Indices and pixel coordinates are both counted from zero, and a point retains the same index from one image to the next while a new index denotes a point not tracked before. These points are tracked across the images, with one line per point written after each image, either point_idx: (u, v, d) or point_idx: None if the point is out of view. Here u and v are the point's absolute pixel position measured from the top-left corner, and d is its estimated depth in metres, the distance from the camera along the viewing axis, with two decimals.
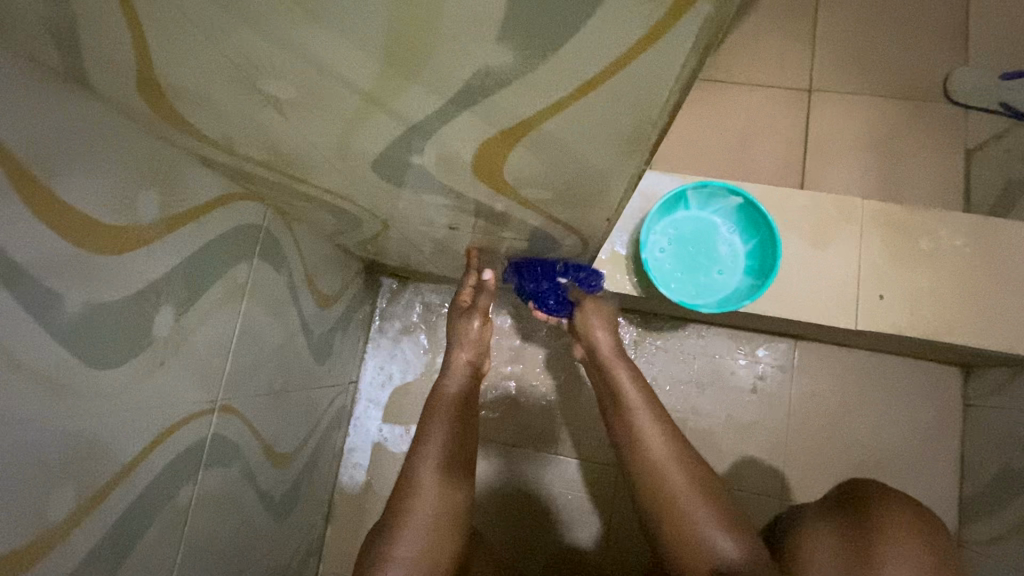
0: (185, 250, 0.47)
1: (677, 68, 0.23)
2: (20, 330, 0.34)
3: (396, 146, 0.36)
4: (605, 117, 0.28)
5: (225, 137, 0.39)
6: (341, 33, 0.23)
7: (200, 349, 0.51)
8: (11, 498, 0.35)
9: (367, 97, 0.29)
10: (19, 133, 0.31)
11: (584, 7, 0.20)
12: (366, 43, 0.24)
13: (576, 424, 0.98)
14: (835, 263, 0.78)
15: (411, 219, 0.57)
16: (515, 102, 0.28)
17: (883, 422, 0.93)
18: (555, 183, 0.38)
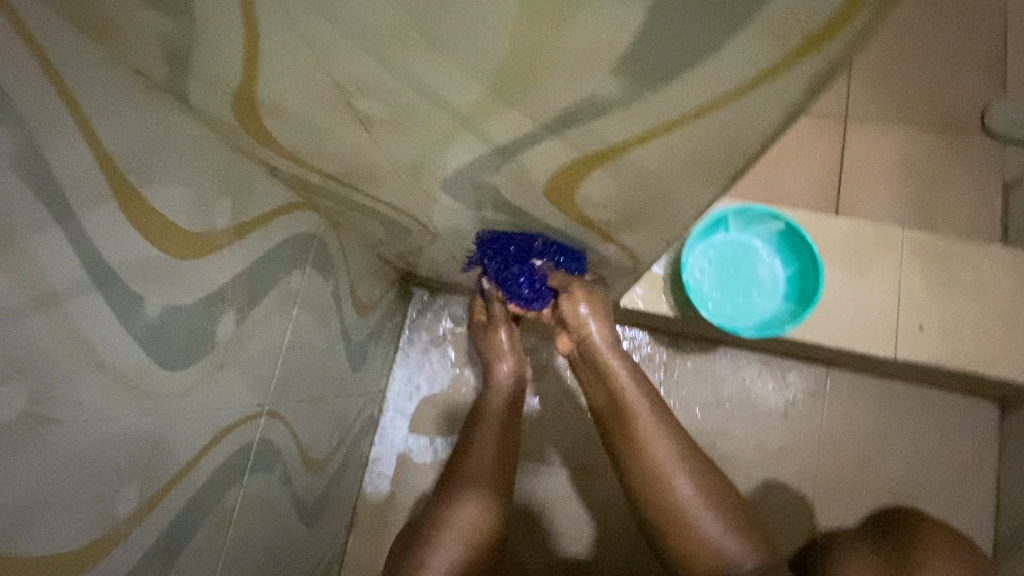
0: (250, 256, 0.48)
1: (782, 100, 0.24)
2: (107, 330, 0.35)
3: (472, 165, 0.37)
4: (696, 144, 0.29)
5: (303, 149, 0.41)
6: (455, 60, 0.25)
7: (255, 354, 0.52)
8: (83, 494, 0.36)
9: (460, 120, 0.30)
10: (119, 142, 0.33)
11: (708, 40, 0.21)
12: (479, 69, 0.25)
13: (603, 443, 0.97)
14: (874, 291, 0.78)
15: (462, 234, 0.58)
16: (609, 130, 0.29)
17: (917, 454, 0.91)
18: (623, 205, 0.39)
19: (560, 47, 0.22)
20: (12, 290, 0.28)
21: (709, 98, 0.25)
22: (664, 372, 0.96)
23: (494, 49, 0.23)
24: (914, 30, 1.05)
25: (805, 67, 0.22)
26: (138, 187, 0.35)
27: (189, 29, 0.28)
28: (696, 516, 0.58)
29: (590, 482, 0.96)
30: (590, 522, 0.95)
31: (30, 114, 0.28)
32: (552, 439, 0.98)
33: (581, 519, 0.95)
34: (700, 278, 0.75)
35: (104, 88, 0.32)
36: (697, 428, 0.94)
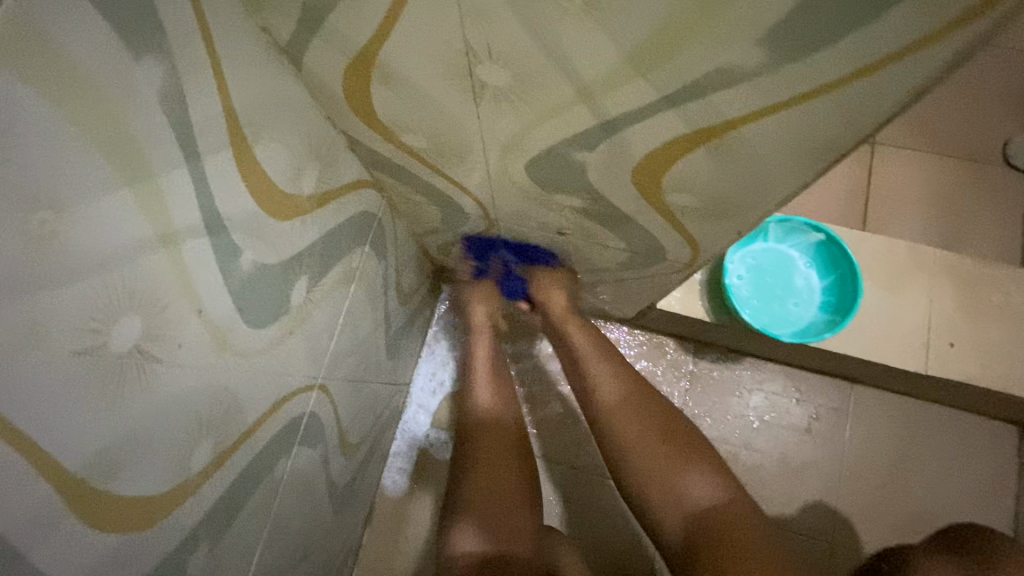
0: (324, 226, 0.49)
1: (914, 77, 0.26)
2: (209, 277, 0.35)
3: (570, 141, 0.38)
4: (809, 124, 0.30)
5: (399, 119, 0.42)
6: (605, 22, 0.26)
7: (317, 324, 0.53)
8: (167, 443, 0.36)
9: (580, 90, 0.32)
10: (241, 93, 0.34)
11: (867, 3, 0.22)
12: (626, 29, 0.26)
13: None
14: (907, 308, 0.79)
15: (520, 221, 0.59)
16: (728, 105, 0.30)
17: (940, 475, 0.92)
18: (708, 190, 0.40)
19: (720, 7, 0.24)
20: (142, 220, 0.29)
21: (842, 71, 0.26)
22: (690, 381, 0.96)
23: (651, 8, 0.25)
24: None
25: (951, 41, 0.23)
26: (249, 140, 0.36)
27: None
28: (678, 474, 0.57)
29: (612, 488, 0.95)
30: (611, 529, 0.94)
31: (182, 52, 0.29)
32: (576, 442, 0.97)
33: (602, 525, 0.93)
34: (740, 285, 0.76)
35: (239, 40, 0.33)
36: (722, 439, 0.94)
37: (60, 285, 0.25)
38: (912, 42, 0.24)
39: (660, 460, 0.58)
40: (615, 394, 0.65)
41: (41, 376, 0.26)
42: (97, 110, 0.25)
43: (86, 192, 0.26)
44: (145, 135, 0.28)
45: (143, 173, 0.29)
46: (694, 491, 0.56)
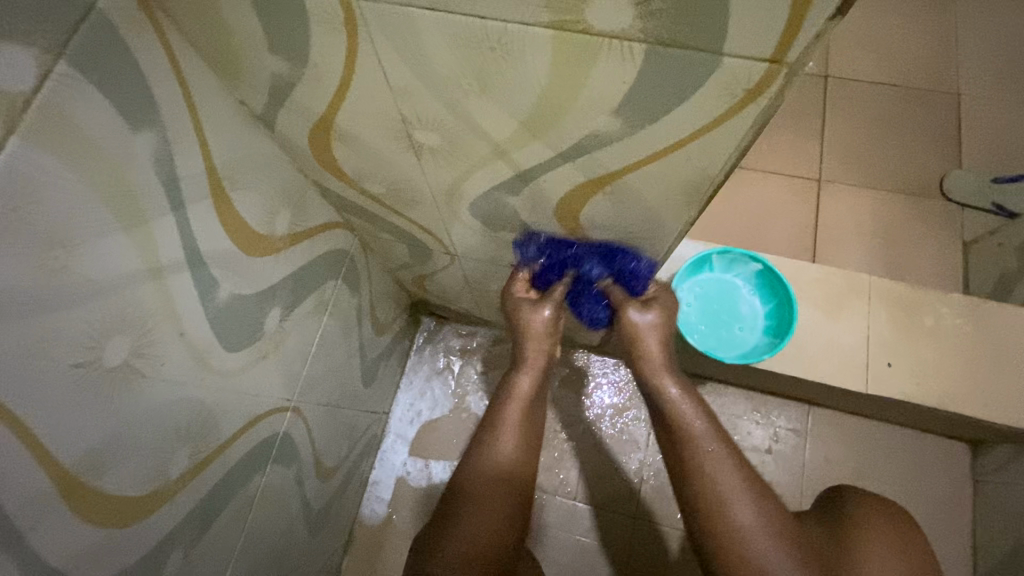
0: (296, 262, 0.56)
1: (738, 138, 0.33)
2: (191, 305, 0.42)
3: (498, 188, 0.46)
4: (675, 172, 0.38)
5: (358, 170, 0.49)
6: (498, 100, 0.34)
7: (291, 349, 0.59)
8: (149, 449, 0.41)
9: (494, 148, 0.39)
10: (220, 154, 0.42)
11: (681, 94, 0.30)
12: (517, 106, 0.34)
13: (596, 471, 1.01)
14: (847, 331, 0.86)
15: (477, 255, 0.66)
16: (609, 159, 0.37)
17: (896, 493, 0.95)
18: (618, 225, 0.47)
19: (579, 90, 0.31)
20: (135, 258, 0.36)
21: (684, 136, 0.33)
22: None
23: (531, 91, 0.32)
24: (878, 109, 1.19)
25: (753, 116, 0.30)
26: (227, 190, 0.43)
27: (294, 73, 0.38)
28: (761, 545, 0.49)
29: (583, 510, 0.99)
30: (583, 552, 0.97)
31: (171, 125, 0.36)
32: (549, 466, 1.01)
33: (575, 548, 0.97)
34: (687, 312, 0.82)
35: (218, 112, 0.41)
36: None
37: (66, 310, 0.32)
38: (723, 118, 0.31)
39: (764, 535, 0.49)
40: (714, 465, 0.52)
41: (48, 385, 0.32)
42: (100, 173, 0.32)
43: (90, 237, 0.33)
44: (137, 191, 0.35)
45: (137, 220, 0.36)
46: (783, 568, 0.48)
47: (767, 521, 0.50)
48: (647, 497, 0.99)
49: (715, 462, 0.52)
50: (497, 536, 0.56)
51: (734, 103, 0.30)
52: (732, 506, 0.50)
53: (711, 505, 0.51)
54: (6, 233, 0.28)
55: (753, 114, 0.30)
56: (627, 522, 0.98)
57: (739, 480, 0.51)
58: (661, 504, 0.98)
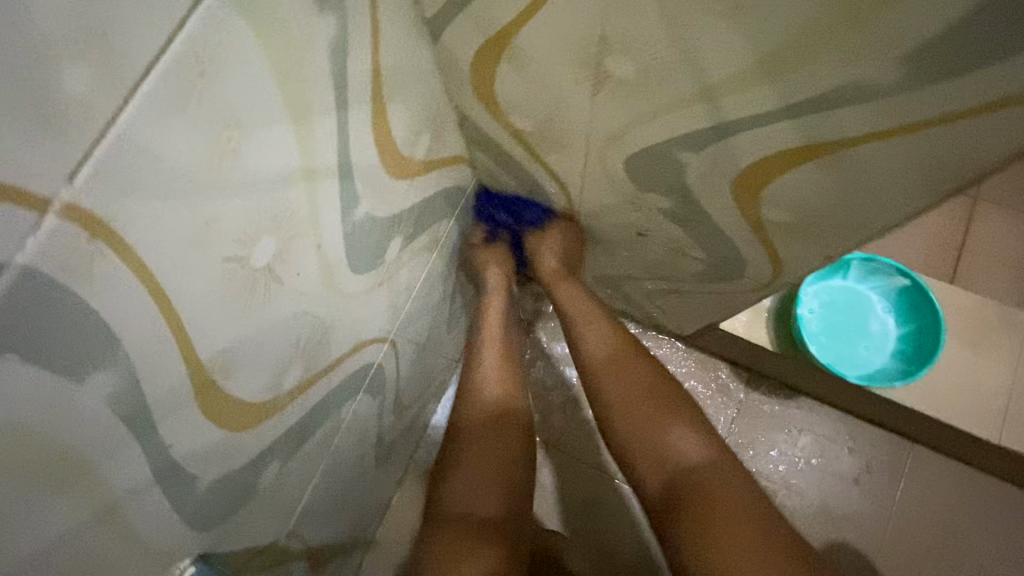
0: (423, 193, 0.52)
1: None
2: (332, 218, 0.39)
3: (677, 141, 0.40)
4: (928, 150, 0.32)
5: (514, 99, 0.45)
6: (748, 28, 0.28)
7: (401, 282, 0.57)
8: (269, 359, 0.40)
9: (704, 89, 0.34)
10: (387, 57, 0.38)
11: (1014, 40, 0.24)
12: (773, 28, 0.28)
13: None
14: (989, 371, 0.75)
15: (603, 217, 0.61)
16: (850, 123, 0.32)
17: (998, 558, 0.86)
18: (808, 207, 0.41)
19: (868, 24, 0.26)
20: (296, 154, 0.33)
21: (975, 103, 0.28)
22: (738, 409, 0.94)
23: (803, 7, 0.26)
24: None
25: None
26: (384, 100, 0.40)
27: None
28: (652, 431, 0.50)
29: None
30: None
31: (354, 14, 0.33)
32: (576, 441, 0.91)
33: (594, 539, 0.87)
34: (809, 318, 0.75)
35: (396, 9, 0.37)
36: (763, 474, 0.92)
37: (228, 197, 0.30)
38: None
39: (635, 394, 0.53)
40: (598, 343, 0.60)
41: (201, 276, 0.30)
42: (284, 54, 0.29)
43: (261, 121, 0.30)
44: (313, 82, 0.32)
45: (306, 115, 0.33)
46: (673, 439, 0.49)
47: (643, 380, 0.54)
48: None
49: (607, 349, 0.58)
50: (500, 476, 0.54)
51: None
52: (600, 348, 0.58)
53: (601, 349, 0.58)
54: (188, 100, 0.25)
55: None
56: None
57: (597, 323, 0.60)
58: None
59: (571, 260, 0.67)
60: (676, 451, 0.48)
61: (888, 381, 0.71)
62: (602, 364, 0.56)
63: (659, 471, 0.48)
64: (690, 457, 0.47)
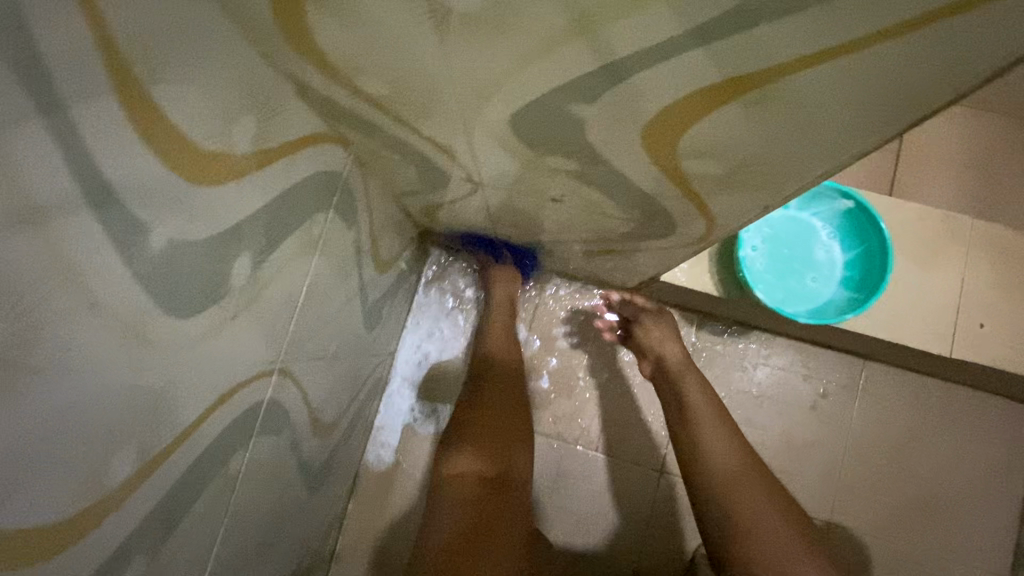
0: (269, 192, 0.41)
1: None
2: (103, 263, 0.28)
3: (563, 90, 0.30)
4: (883, 74, 0.23)
5: (349, 56, 0.33)
6: None
7: (271, 303, 0.46)
8: (65, 461, 0.29)
9: (577, 18, 0.23)
10: (126, 19, 0.25)
11: None
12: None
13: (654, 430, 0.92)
14: (935, 285, 0.72)
15: (508, 185, 0.51)
16: (779, 45, 0.22)
17: (948, 458, 0.88)
18: (736, 155, 0.32)
19: None
20: None
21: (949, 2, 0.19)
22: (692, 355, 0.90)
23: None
24: None
25: None
26: (147, 83, 0.28)
27: None
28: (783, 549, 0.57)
29: (625, 467, 0.91)
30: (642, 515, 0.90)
31: None
32: (613, 429, 0.93)
33: (628, 518, 0.90)
34: (754, 258, 0.69)
35: None
36: None
37: None
38: None
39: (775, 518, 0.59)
40: (718, 440, 0.65)
41: None
42: None
43: None
44: None
45: None
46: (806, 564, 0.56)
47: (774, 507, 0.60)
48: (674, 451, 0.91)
49: (740, 468, 0.63)
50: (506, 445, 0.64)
51: None
52: (741, 472, 0.63)
53: (729, 467, 0.63)
54: None
55: None
56: (651, 476, 0.91)
57: (721, 433, 0.66)
58: None
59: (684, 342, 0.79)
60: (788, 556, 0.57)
61: (837, 312, 0.67)
62: (736, 492, 0.61)
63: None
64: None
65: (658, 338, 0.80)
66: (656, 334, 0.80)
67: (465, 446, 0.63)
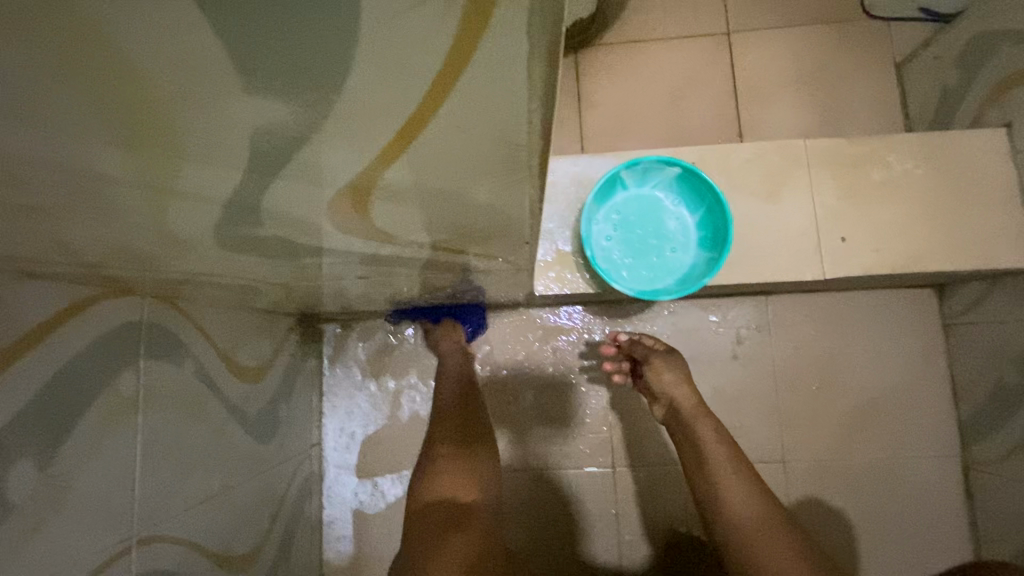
0: (30, 388, 0.38)
1: (520, 81, 0.17)
2: None
3: (229, 223, 0.28)
4: (457, 155, 0.22)
5: (29, 245, 0.31)
6: (42, 122, 0.17)
7: (88, 488, 0.43)
8: None
9: (147, 184, 0.22)
10: None
11: (345, 39, 0.14)
12: (63, 101, 0.15)
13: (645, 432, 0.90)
14: (789, 215, 0.73)
15: (313, 275, 0.50)
16: (333, 164, 0.21)
17: (871, 361, 0.90)
18: (439, 222, 0.31)
19: (143, 74, 0.14)
20: None
21: (424, 104, 0.17)
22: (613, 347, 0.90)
23: (48, 68, 0.14)
24: None
25: (514, 36, 0.15)
26: None
27: None
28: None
29: (620, 475, 0.89)
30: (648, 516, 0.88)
31: None
32: (616, 443, 0.90)
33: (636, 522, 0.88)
34: (609, 248, 0.70)
35: None
36: None
37: None
38: (460, 57, 0.15)
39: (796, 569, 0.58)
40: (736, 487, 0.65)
41: None
42: None
43: None
44: None
45: None
46: None
47: (787, 547, 0.60)
48: (621, 444, 0.90)
49: (761, 518, 0.62)
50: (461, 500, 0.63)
51: (461, 21, 0.14)
52: (767, 521, 0.62)
53: (753, 520, 0.62)
54: None
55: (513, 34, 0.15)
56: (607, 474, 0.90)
57: (735, 480, 0.65)
58: (638, 447, 0.89)
59: (690, 383, 0.73)
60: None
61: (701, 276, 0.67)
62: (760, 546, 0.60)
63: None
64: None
65: (670, 381, 0.73)
66: (672, 383, 0.72)
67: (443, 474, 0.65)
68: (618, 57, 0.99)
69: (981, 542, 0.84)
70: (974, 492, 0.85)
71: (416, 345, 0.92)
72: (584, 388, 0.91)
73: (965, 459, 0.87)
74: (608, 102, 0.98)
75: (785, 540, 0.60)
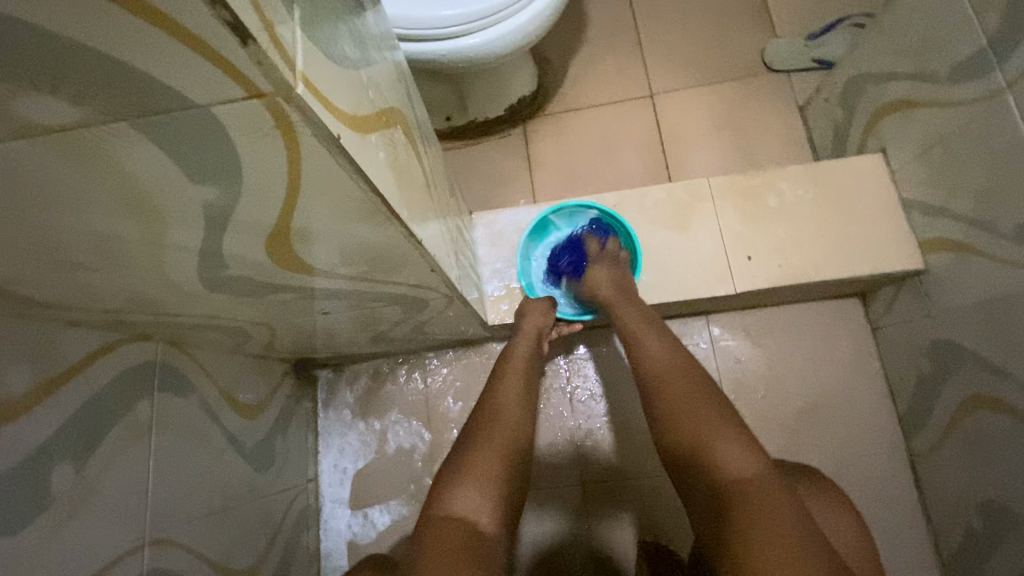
0: (69, 408, 0.51)
1: (340, 166, 0.30)
2: None
3: (205, 268, 0.42)
4: (330, 207, 0.35)
5: (73, 297, 0.45)
6: (90, 208, 0.31)
7: (108, 491, 0.54)
8: None
9: (148, 241, 0.36)
10: None
11: (228, 157, 0.27)
12: (98, 195, 0.29)
13: (606, 449, 0.98)
14: (700, 241, 0.86)
15: (286, 315, 0.63)
16: (255, 218, 0.34)
17: (810, 367, 0.98)
18: (352, 256, 0.44)
19: (139, 180, 0.28)
20: None
21: (290, 182, 0.30)
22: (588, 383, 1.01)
23: (91, 181, 0.28)
24: (685, 9, 1.20)
25: (318, 145, 0.28)
26: None
27: None
28: (738, 460, 0.52)
29: (589, 490, 0.97)
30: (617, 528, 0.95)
31: None
32: (582, 460, 0.98)
33: (606, 534, 0.95)
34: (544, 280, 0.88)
35: None
36: (610, 410, 1.00)
37: None
38: (295, 158, 0.28)
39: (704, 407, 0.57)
40: (656, 348, 0.65)
41: None
42: None
43: None
44: None
45: None
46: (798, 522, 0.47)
47: (700, 398, 0.58)
48: (588, 461, 0.98)
49: (678, 364, 0.62)
50: (501, 480, 0.57)
51: (285, 143, 0.27)
52: (674, 374, 0.61)
53: (665, 367, 0.62)
54: None
55: (316, 144, 0.27)
56: (576, 489, 0.98)
57: (657, 341, 0.66)
58: (603, 462, 0.98)
59: (623, 287, 0.78)
60: (719, 458, 0.52)
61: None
62: (674, 395, 0.59)
63: (727, 475, 0.52)
64: (747, 478, 0.51)
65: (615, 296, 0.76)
66: (615, 287, 0.78)
67: (469, 478, 0.56)
68: (560, 122, 1.15)
69: (936, 531, 0.88)
70: (921, 482, 0.90)
71: (400, 383, 1.04)
72: (548, 410, 1.01)
73: (910, 452, 0.93)
74: (553, 160, 1.14)
75: (693, 390, 0.59)
